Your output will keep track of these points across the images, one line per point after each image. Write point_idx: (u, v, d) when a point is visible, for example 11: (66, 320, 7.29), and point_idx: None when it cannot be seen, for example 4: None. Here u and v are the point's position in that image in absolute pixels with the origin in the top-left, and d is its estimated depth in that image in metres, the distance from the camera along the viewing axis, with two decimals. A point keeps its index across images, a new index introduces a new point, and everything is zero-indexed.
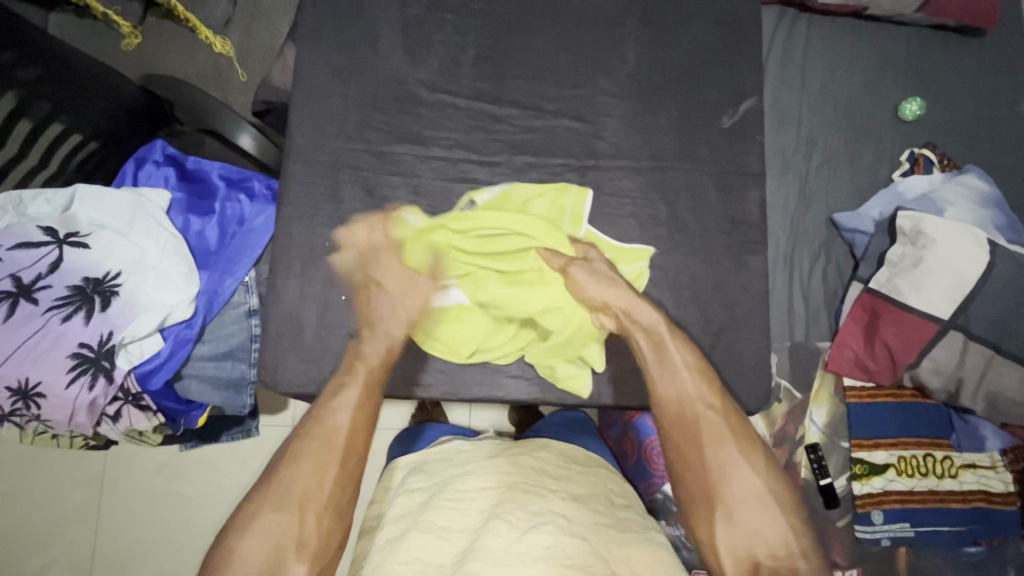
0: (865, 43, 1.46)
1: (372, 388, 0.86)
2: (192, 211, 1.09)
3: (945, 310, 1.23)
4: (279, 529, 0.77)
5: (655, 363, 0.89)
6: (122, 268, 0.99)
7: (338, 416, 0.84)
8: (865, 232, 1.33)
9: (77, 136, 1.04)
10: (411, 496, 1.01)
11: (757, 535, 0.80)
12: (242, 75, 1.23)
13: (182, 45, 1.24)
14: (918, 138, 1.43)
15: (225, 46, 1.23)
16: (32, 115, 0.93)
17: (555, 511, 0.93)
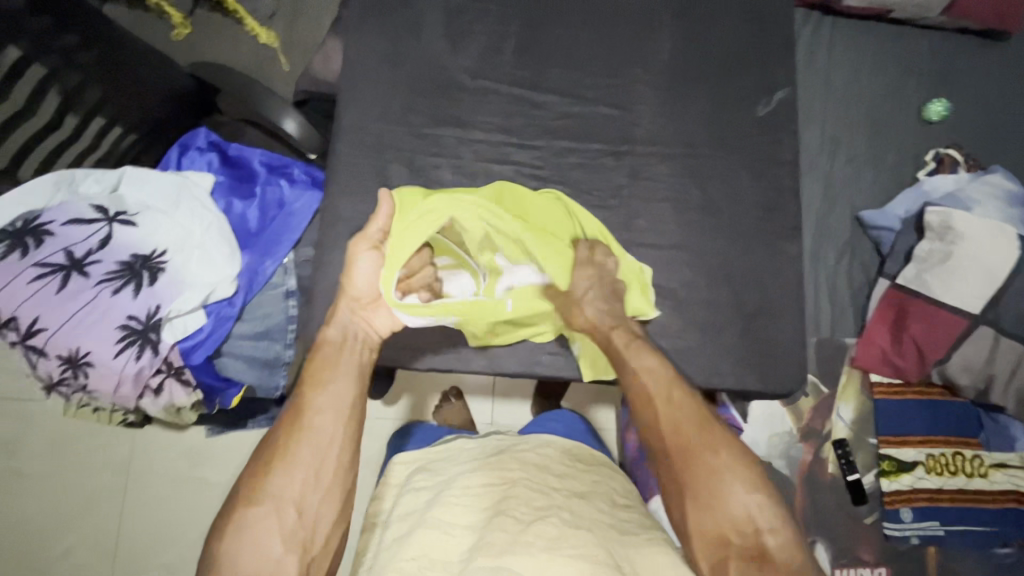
0: (887, 45, 1.49)
1: (347, 364, 0.85)
2: (233, 195, 1.13)
3: (976, 304, 1.23)
4: (261, 526, 0.75)
5: (619, 363, 0.87)
6: (168, 246, 1.02)
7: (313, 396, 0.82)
8: (892, 229, 1.34)
9: (119, 128, 1.07)
10: (416, 494, 1.02)
11: (727, 517, 0.80)
12: (285, 65, 1.26)
13: (228, 33, 1.26)
14: (941, 139, 1.45)
15: (271, 38, 1.26)
16: (78, 110, 0.97)
17: (559, 506, 0.94)
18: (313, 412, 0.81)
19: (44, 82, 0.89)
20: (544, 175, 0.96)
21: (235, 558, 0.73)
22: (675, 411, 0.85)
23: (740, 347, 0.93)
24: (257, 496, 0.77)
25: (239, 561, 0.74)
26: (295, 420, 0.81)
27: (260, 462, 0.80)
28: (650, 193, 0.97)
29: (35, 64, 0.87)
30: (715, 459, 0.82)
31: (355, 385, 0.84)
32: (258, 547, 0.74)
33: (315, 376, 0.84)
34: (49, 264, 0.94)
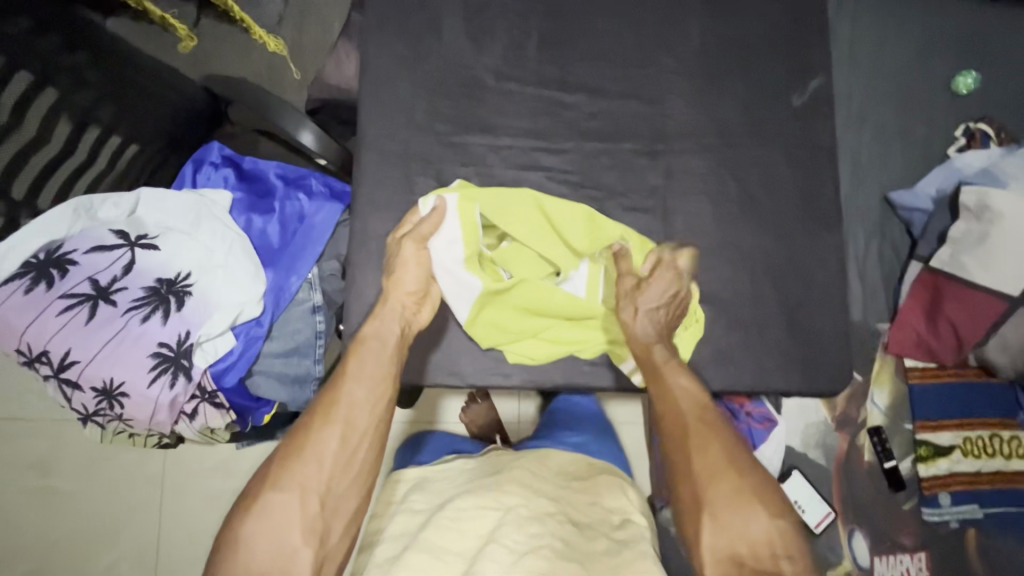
0: (915, 15, 1.43)
1: (387, 362, 0.81)
2: (253, 210, 1.11)
3: (1014, 286, 1.19)
4: (281, 511, 0.73)
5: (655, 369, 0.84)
6: (192, 268, 1.01)
7: (352, 386, 0.79)
8: (924, 210, 1.31)
9: (134, 146, 1.04)
10: (411, 515, 1.01)
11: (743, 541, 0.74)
12: (297, 73, 1.18)
13: (235, 43, 1.15)
14: (973, 112, 1.40)
15: (279, 45, 1.15)
16: (98, 126, 0.93)
17: (553, 535, 0.95)
18: (348, 403, 0.78)
19: (56, 107, 0.85)
20: (575, 180, 0.93)
21: (254, 538, 0.72)
22: (703, 420, 0.81)
23: (785, 346, 0.92)
24: (280, 482, 0.74)
25: (254, 545, 0.72)
26: (328, 410, 0.78)
27: (283, 449, 0.77)
28: (686, 192, 0.94)
29: (46, 89, 0.82)
30: (733, 472, 0.78)
31: (391, 384, 0.81)
32: (276, 533, 0.72)
33: (356, 367, 0.80)
34: (76, 295, 0.92)
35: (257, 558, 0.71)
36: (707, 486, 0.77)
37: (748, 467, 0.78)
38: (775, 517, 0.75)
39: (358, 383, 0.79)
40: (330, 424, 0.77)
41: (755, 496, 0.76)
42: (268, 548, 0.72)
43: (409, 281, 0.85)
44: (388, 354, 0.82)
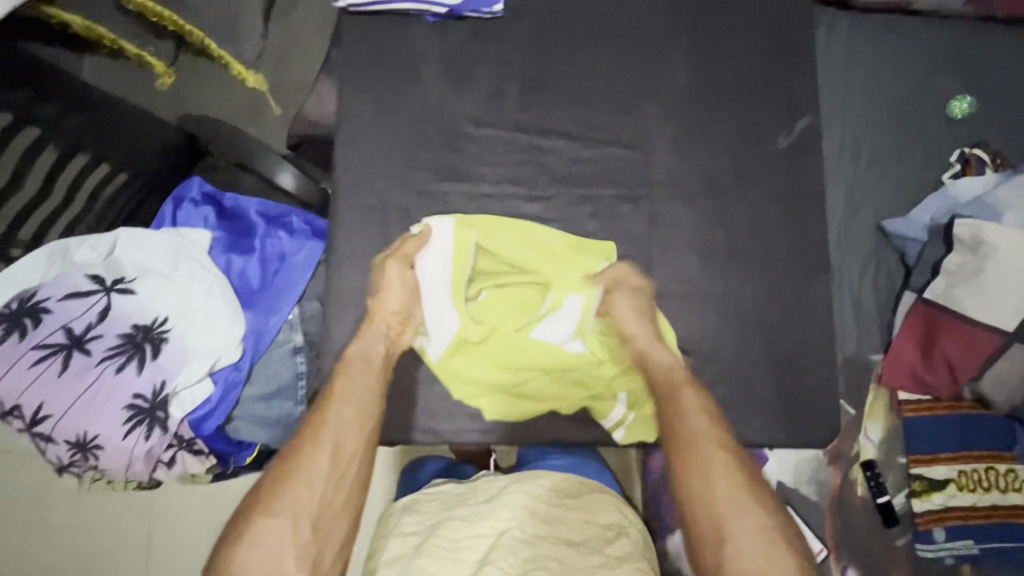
0: (910, 38, 1.40)
1: (375, 380, 0.81)
2: (233, 250, 1.10)
3: (1010, 321, 1.18)
4: (272, 539, 0.71)
5: (664, 397, 0.83)
6: (170, 313, 1.00)
7: (340, 405, 0.79)
8: (917, 239, 1.28)
9: (123, 175, 1.02)
10: (403, 539, 0.98)
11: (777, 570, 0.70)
12: (277, 109, 1.13)
13: (213, 78, 1.13)
14: (969, 138, 1.38)
15: (260, 82, 1.12)
16: (84, 155, 0.93)
17: (548, 556, 0.91)
18: (337, 424, 0.78)
19: (37, 141, 0.85)
20: (556, 228, 0.91)
21: (245, 568, 0.69)
22: (719, 448, 0.78)
23: (772, 395, 0.89)
24: (270, 507, 0.72)
25: (246, 574, 0.69)
26: (317, 432, 0.77)
27: (275, 475, 0.75)
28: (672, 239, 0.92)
29: (24, 128, 0.83)
30: (751, 504, 0.75)
31: (379, 405, 0.81)
32: (268, 563, 0.69)
33: (344, 386, 0.80)
34: (49, 345, 0.91)
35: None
36: (730, 511, 0.74)
37: (764, 499, 0.76)
38: (795, 556, 0.72)
39: (347, 403, 0.79)
40: (321, 446, 0.76)
41: (773, 532, 0.73)
42: None
43: (393, 298, 0.85)
44: (379, 375, 0.82)
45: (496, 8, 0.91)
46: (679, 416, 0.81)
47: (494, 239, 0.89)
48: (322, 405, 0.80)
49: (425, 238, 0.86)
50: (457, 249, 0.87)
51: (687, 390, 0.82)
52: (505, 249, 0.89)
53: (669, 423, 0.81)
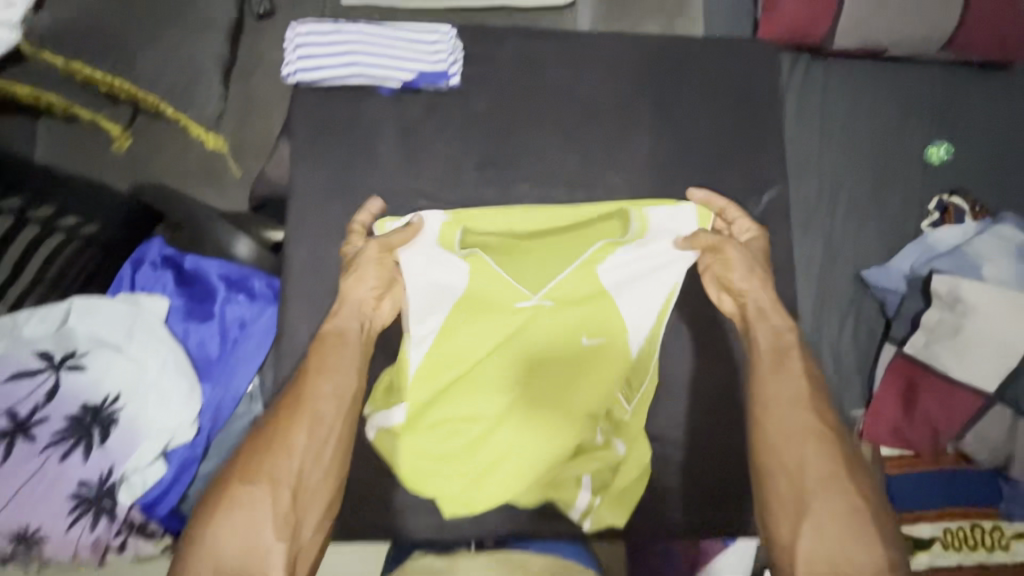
0: (886, 84, 1.39)
1: (357, 351, 0.84)
2: (191, 318, 1.06)
3: (989, 382, 1.15)
4: (251, 506, 0.72)
5: (765, 362, 0.85)
6: (121, 391, 0.95)
7: (322, 378, 0.81)
8: (897, 290, 1.26)
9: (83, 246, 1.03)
10: None
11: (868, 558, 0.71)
12: (236, 171, 1.11)
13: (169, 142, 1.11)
14: (947, 185, 1.36)
15: (218, 143, 1.11)
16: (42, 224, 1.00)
17: None
18: (320, 395, 0.80)
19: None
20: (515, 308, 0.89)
21: (223, 532, 0.70)
22: (808, 425, 0.80)
23: None
24: (250, 474, 0.74)
25: (225, 538, 0.70)
26: (298, 404, 0.79)
27: (260, 444, 0.76)
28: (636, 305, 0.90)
29: None
30: (840, 484, 0.76)
31: (360, 377, 0.83)
32: (247, 526, 0.71)
33: (327, 360, 0.82)
34: None
35: (231, 560, 0.69)
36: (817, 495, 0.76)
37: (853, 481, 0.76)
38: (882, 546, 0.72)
39: (331, 373, 0.81)
40: (302, 416, 0.78)
41: (859, 517, 0.74)
42: (240, 543, 0.70)
43: (367, 282, 0.86)
44: (359, 344, 0.85)
45: (451, 81, 0.91)
46: (772, 387, 0.82)
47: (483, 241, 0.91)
48: (307, 374, 0.81)
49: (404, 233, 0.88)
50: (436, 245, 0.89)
51: (791, 359, 0.84)
52: (490, 251, 0.90)
53: (763, 386, 0.83)
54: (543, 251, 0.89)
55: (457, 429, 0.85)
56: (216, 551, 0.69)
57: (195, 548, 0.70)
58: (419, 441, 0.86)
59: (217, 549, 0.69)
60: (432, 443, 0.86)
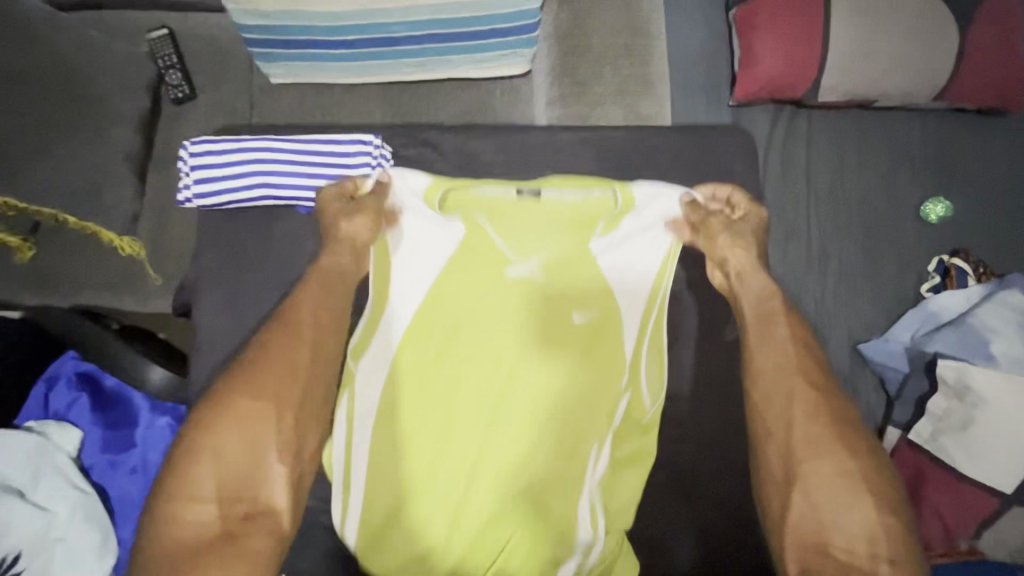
0: (875, 135, 1.28)
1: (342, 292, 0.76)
2: (108, 449, 0.94)
3: (1006, 481, 1.03)
4: (252, 419, 0.64)
5: (755, 330, 0.76)
6: (21, 548, 0.83)
7: (307, 310, 0.73)
8: (899, 368, 1.15)
9: None
10: None
11: (836, 530, 0.63)
12: (156, 278, 0.98)
13: (77, 249, 0.97)
14: (946, 245, 1.25)
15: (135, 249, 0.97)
16: None
17: None
18: (314, 325, 0.72)
19: None
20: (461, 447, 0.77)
21: (216, 445, 0.62)
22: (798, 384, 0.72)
23: None
24: (253, 385, 0.66)
25: (222, 460, 0.62)
26: (297, 327, 0.71)
27: (255, 364, 0.68)
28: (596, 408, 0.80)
29: None
30: (836, 449, 0.67)
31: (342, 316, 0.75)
32: (246, 448, 0.63)
33: (317, 293, 0.74)
34: None
35: (234, 463, 0.62)
36: (804, 460, 0.67)
37: (851, 447, 0.67)
38: (880, 508, 0.63)
39: (321, 309, 0.73)
40: (301, 340, 0.70)
41: (860, 480, 0.65)
42: (238, 465, 0.62)
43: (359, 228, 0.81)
44: (334, 291, 0.76)
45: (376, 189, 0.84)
46: (760, 351, 0.75)
47: (478, 205, 0.84)
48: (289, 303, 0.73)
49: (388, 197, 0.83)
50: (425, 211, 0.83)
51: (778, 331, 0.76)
52: (480, 214, 0.84)
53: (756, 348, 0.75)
54: (530, 222, 0.84)
55: (445, 425, 0.78)
56: (203, 471, 0.61)
57: (180, 471, 0.61)
58: (410, 454, 0.77)
59: (208, 468, 0.61)
60: (414, 453, 0.77)
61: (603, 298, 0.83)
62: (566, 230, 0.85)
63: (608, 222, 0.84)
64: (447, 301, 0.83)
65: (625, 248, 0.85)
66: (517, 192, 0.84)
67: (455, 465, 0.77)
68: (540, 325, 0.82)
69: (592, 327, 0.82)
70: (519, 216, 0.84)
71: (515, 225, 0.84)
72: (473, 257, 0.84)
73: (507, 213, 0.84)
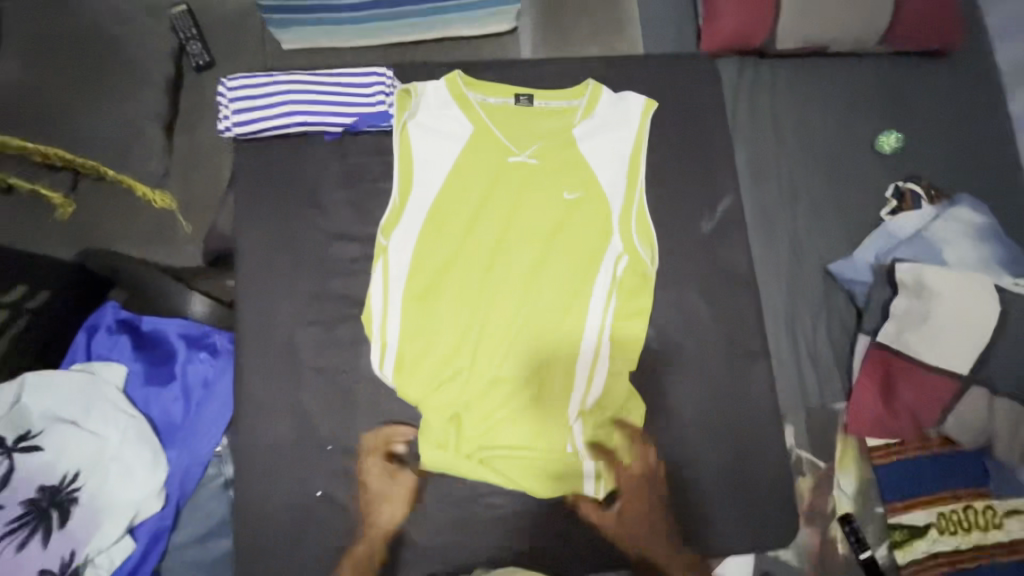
0: (831, 79, 1.41)
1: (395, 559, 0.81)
2: (151, 382, 1.01)
3: (964, 364, 1.16)
4: None
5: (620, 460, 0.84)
6: (81, 467, 0.92)
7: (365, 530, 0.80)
8: (864, 281, 1.27)
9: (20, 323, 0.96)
10: None
11: None
12: (188, 228, 1.07)
13: (111, 202, 1.06)
14: (903, 172, 1.37)
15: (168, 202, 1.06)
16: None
17: None
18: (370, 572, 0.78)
19: None
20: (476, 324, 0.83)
21: None
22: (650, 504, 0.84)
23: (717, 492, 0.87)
24: None
25: None
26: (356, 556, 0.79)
27: None
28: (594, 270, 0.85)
29: None
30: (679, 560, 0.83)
31: None
32: None
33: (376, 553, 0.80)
34: None
35: None
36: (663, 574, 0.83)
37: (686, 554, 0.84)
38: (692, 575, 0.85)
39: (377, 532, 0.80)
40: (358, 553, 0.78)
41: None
42: None
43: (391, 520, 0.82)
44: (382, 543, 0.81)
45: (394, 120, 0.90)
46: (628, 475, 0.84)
47: (489, 102, 0.88)
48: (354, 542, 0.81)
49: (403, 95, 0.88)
50: (436, 106, 0.87)
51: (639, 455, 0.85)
52: (487, 110, 0.87)
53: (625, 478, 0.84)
54: (532, 118, 0.88)
55: (455, 305, 0.83)
56: None
57: None
58: (423, 328, 0.82)
59: None
60: (426, 330, 0.82)
61: (591, 178, 0.87)
62: (556, 119, 0.88)
63: (586, 108, 0.89)
64: (457, 194, 0.85)
65: (608, 134, 0.89)
66: (515, 98, 0.88)
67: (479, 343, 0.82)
68: (535, 207, 0.86)
69: (581, 207, 0.86)
70: (524, 115, 0.88)
71: (516, 124, 0.88)
72: (479, 148, 0.87)
73: (510, 110, 0.88)
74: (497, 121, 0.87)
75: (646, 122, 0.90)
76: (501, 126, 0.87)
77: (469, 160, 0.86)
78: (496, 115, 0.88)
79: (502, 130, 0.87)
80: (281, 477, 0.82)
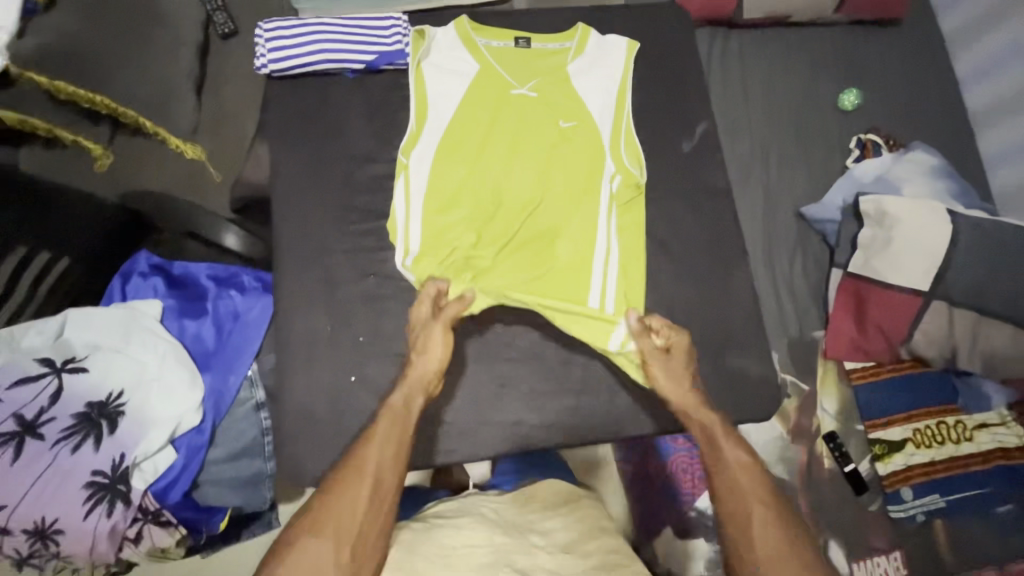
0: (794, 46, 1.56)
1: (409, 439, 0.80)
2: (185, 315, 1.09)
3: (922, 281, 1.28)
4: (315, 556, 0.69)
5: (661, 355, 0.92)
6: (124, 386, 0.99)
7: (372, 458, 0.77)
8: (832, 220, 1.39)
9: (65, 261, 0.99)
10: None
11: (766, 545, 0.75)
12: (217, 175, 1.26)
13: None
14: (863, 125, 1.51)
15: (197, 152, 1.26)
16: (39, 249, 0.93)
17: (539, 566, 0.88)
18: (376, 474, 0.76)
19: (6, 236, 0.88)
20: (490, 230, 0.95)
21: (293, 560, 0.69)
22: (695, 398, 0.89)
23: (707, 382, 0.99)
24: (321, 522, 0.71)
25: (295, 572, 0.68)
26: (358, 470, 0.76)
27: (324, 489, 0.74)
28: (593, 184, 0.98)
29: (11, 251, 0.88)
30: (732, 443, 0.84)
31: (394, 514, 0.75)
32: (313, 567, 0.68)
33: (378, 450, 0.78)
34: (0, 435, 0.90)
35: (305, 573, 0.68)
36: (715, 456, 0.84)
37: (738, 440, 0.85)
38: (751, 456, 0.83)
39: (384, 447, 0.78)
40: (364, 476, 0.75)
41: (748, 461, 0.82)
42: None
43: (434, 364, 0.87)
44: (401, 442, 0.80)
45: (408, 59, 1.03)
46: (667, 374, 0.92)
47: (492, 42, 1.01)
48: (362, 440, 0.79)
49: (417, 37, 1.00)
50: (446, 45, 1.00)
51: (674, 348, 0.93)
52: (492, 49, 1.00)
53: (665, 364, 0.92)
54: (531, 55, 1.01)
55: (471, 213, 0.95)
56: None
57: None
58: (443, 233, 0.94)
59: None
60: (447, 235, 0.94)
61: (584, 107, 0.99)
62: (553, 58, 1.01)
63: (580, 49, 1.02)
64: (468, 121, 0.97)
65: (599, 72, 1.02)
66: (514, 41, 1.01)
67: (492, 248, 0.95)
68: (539, 132, 0.98)
69: (577, 131, 0.99)
70: (525, 54, 1.01)
71: (516, 61, 1.00)
72: (486, 80, 0.99)
73: (511, 49, 1.01)
74: (500, 58, 1.00)
75: (629, 60, 1.03)
76: (504, 63, 1.00)
77: (479, 90, 0.98)
78: (499, 53, 1.00)
79: (505, 66, 1.00)
80: (318, 370, 0.92)
